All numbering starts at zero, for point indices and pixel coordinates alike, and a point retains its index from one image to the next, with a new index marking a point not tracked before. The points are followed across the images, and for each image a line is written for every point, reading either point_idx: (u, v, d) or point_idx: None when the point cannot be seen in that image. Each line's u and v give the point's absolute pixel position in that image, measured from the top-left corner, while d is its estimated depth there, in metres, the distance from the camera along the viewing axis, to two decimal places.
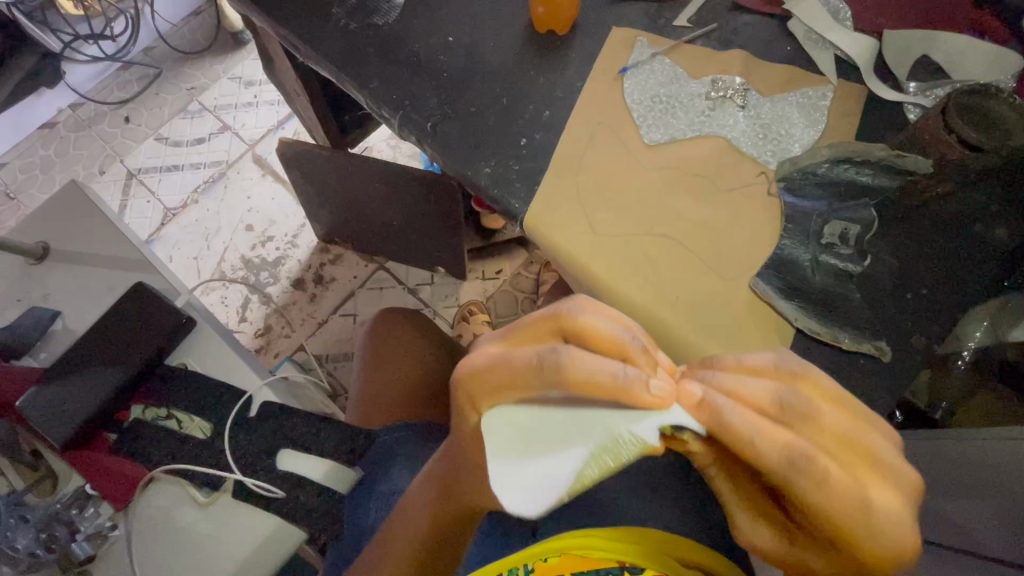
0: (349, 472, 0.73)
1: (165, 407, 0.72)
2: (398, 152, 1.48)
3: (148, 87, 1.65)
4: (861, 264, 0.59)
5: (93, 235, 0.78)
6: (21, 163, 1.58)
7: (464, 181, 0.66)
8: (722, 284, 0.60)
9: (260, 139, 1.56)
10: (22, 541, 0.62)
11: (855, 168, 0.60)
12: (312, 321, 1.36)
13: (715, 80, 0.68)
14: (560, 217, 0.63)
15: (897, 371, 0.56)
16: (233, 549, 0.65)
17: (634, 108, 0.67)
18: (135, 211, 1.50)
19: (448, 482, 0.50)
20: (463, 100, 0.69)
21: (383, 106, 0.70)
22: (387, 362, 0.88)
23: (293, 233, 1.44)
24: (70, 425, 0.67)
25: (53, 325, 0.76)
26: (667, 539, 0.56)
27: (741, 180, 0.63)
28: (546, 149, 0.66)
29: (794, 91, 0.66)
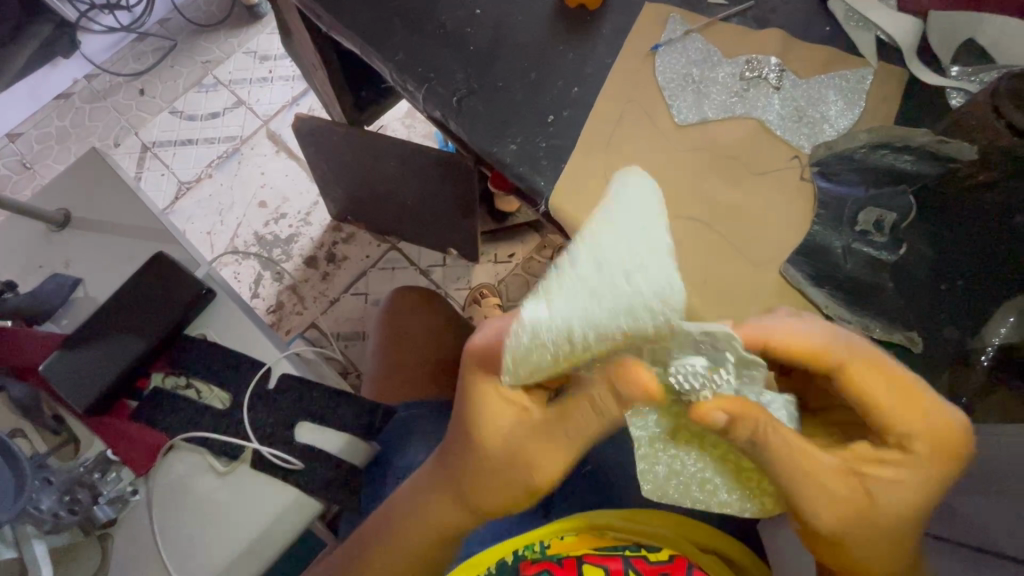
0: (364, 447, 0.72)
1: (185, 376, 0.73)
2: (413, 131, 1.47)
3: (164, 59, 1.63)
4: (895, 253, 0.58)
5: (114, 203, 0.78)
6: (37, 132, 1.58)
7: (488, 158, 0.65)
8: (752, 270, 0.59)
9: (274, 115, 1.54)
10: (47, 502, 0.61)
11: (894, 154, 0.59)
12: (325, 299, 1.36)
13: (750, 59, 0.66)
14: (587, 196, 0.62)
15: (924, 360, 0.56)
16: (250, 520, 0.65)
17: (665, 86, 0.66)
18: (150, 183, 1.50)
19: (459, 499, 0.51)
20: (490, 75, 0.67)
21: (407, 78, 0.69)
22: (403, 340, 0.88)
23: (307, 210, 1.44)
24: (93, 392, 0.68)
25: (75, 293, 0.76)
26: (681, 522, 0.58)
27: (774, 164, 0.62)
28: (574, 127, 0.65)
29: (833, 73, 0.64)
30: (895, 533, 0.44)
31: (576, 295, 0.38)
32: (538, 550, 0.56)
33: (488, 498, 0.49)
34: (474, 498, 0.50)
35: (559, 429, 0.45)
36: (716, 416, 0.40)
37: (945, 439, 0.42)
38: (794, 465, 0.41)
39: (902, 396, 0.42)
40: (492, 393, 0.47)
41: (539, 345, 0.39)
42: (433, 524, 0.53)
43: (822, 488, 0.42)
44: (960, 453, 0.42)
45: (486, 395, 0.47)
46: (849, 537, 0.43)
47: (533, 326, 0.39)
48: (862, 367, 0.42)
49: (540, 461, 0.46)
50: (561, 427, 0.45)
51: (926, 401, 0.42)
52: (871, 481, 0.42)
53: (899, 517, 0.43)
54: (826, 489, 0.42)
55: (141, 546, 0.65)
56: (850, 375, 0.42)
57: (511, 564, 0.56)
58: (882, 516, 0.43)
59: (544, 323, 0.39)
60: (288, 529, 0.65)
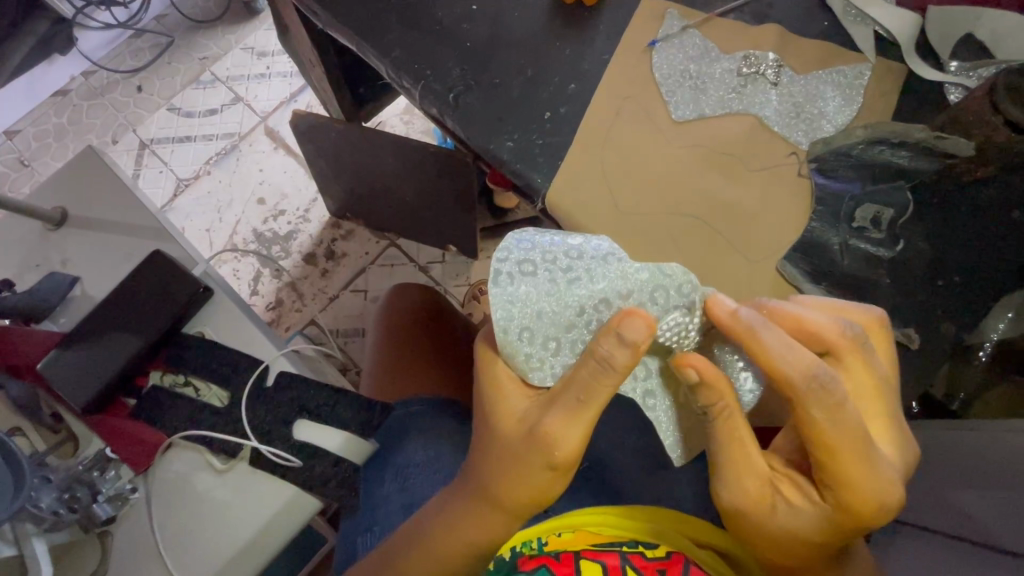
0: (366, 445, 0.71)
1: (182, 374, 0.74)
2: (411, 127, 1.46)
3: (161, 56, 1.63)
4: (893, 250, 0.58)
5: (111, 201, 0.78)
6: (35, 130, 1.58)
7: (485, 155, 0.65)
8: (748, 266, 0.59)
9: (272, 112, 1.54)
10: (46, 500, 0.61)
11: (891, 150, 0.59)
12: (324, 297, 1.36)
13: (747, 55, 0.66)
14: (582, 194, 0.62)
15: (925, 357, 0.56)
16: (248, 517, 0.65)
17: (662, 82, 0.66)
18: (149, 181, 1.50)
19: (485, 506, 0.51)
20: (487, 71, 0.67)
21: (404, 75, 0.68)
22: (401, 337, 0.88)
23: (305, 207, 1.43)
24: (92, 391, 0.68)
25: (72, 291, 0.77)
26: (678, 518, 0.59)
27: (771, 160, 0.62)
28: (570, 124, 0.65)
29: (831, 68, 0.64)
30: (789, 552, 0.49)
31: (550, 281, 0.51)
32: (535, 546, 0.56)
33: (522, 490, 0.49)
34: (508, 495, 0.49)
35: (569, 401, 0.45)
36: (689, 371, 0.46)
37: (863, 503, 0.44)
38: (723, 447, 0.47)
39: (845, 441, 0.43)
40: (507, 385, 0.51)
41: (517, 299, 0.50)
42: (466, 535, 0.52)
43: (737, 479, 0.47)
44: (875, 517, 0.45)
45: (503, 388, 0.51)
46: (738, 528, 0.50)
47: (509, 285, 0.50)
48: (819, 411, 0.43)
49: (560, 437, 0.46)
50: (570, 400, 0.45)
51: (868, 468, 0.44)
52: (781, 498, 0.48)
53: (795, 538, 0.48)
54: (739, 487, 0.47)
55: (141, 544, 0.65)
56: (805, 411, 0.44)
57: (509, 558, 0.57)
58: (776, 532, 0.48)
59: (516, 277, 0.50)
60: (287, 525, 0.65)
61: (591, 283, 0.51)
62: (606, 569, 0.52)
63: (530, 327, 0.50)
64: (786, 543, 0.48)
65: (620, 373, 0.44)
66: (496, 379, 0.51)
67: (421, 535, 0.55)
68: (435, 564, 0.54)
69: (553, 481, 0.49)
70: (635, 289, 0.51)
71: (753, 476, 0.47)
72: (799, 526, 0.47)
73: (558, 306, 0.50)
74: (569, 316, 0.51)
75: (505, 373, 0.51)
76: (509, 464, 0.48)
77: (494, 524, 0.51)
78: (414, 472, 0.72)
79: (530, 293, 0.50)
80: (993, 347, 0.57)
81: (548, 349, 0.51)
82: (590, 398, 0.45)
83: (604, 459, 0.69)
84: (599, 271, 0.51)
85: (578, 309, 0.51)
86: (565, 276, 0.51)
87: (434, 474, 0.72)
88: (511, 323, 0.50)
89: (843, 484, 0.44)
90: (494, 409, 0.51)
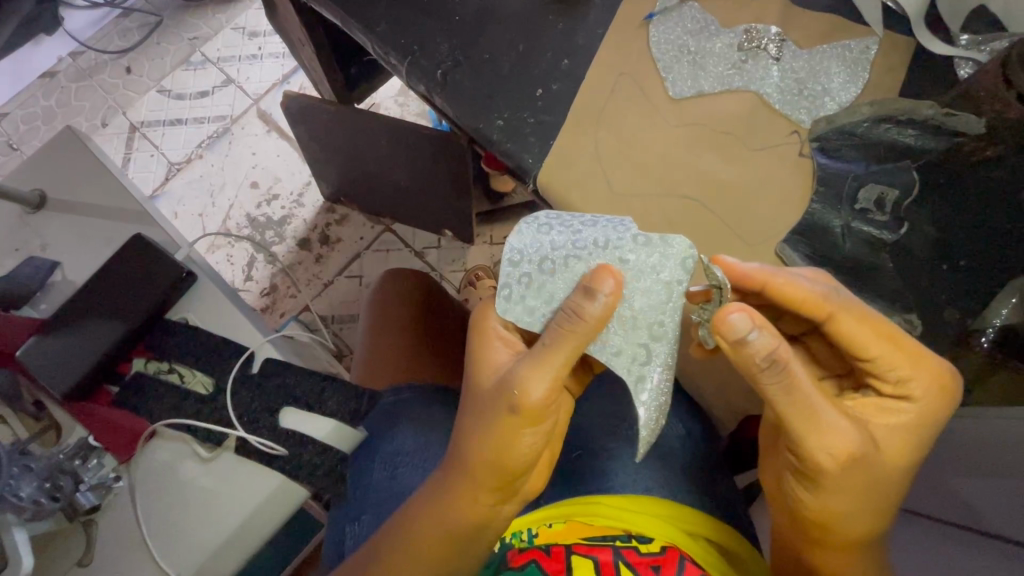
0: (353, 433, 0.70)
1: (167, 361, 0.72)
2: (406, 109, 1.43)
3: (150, 36, 1.58)
4: (897, 233, 0.56)
5: (91, 184, 0.76)
6: (22, 113, 1.54)
7: (475, 134, 0.62)
8: (746, 250, 0.57)
9: (264, 94, 1.50)
10: (25, 490, 0.60)
11: (897, 128, 0.57)
12: (318, 282, 1.34)
13: (749, 28, 0.63)
14: (576, 174, 0.60)
15: (928, 344, 0.54)
16: (235, 506, 0.64)
17: (658, 57, 0.63)
18: (138, 165, 1.47)
19: (459, 482, 0.50)
20: (477, 46, 0.64)
21: (391, 52, 0.65)
22: (392, 324, 0.86)
23: (298, 191, 1.41)
24: (72, 379, 0.67)
25: (53, 276, 0.74)
26: (671, 508, 0.58)
27: (772, 139, 0.60)
28: (564, 101, 0.62)
29: (837, 43, 0.61)
30: (899, 476, 0.46)
31: (562, 243, 0.50)
32: (525, 538, 0.57)
33: (489, 450, 0.47)
34: (477, 454, 0.48)
35: (539, 350, 0.45)
36: (736, 319, 0.40)
37: (936, 380, 0.45)
38: (804, 403, 0.42)
39: (890, 342, 0.45)
40: (494, 336, 0.50)
41: (528, 253, 0.50)
42: (440, 515, 0.51)
43: (828, 433, 0.42)
44: (952, 392, 0.45)
45: (488, 339, 0.50)
46: (848, 484, 0.45)
47: (524, 239, 0.50)
48: (851, 319, 0.44)
49: (525, 388, 0.45)
50: (539, 349, 0.45)
51: (919, 353, 0.45)
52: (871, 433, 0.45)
53: (904, 458, 0.46)
54: (837, 434, 0.43)
55: (125, 533, 0.64)
56: (840, 325, 0.44)
57: (500, 550, 0.58)
58: (888, 460, 0.45)
59: (533, 234, 0.50)
60: (274, 514, 0.64)
61: (601, 246, 0.49)
62: (597, 566, 0.51)
63: (532, 280, 0.50)
64: (880, 481, 0.45)
65: (590, 326, 0.43)
66: (484, 331, 0.50)
67: (407, 534, 0.53)
68: (426, 560, 0.52)
69: (519, 443, 0.47)
70: (644, 256, 0.49)
71: (842, 432, 0.43)
72: (887, 452, 0.45)
73: (565, 264, 0.49)
74: (572, 280, 0.49)
75: (495, 327, 0.51)
76: (478, 429, 0.48)
77: (467, 489, 0.50)
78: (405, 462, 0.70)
79: (540, 247, 0.50)
80: (997, 331, 0.52)
81: (544, 303, 0.49)
82: (557, 349, 0.44)
83: (599, 447, 0.68)
84: (611, 240, 0.49)
85: (584, 268, 0.49)
86: (578, 238, 0.50)
87: (425, 462, 0.71)
88: (514, 268, 0.50)
89: (911, 373, 0.45)
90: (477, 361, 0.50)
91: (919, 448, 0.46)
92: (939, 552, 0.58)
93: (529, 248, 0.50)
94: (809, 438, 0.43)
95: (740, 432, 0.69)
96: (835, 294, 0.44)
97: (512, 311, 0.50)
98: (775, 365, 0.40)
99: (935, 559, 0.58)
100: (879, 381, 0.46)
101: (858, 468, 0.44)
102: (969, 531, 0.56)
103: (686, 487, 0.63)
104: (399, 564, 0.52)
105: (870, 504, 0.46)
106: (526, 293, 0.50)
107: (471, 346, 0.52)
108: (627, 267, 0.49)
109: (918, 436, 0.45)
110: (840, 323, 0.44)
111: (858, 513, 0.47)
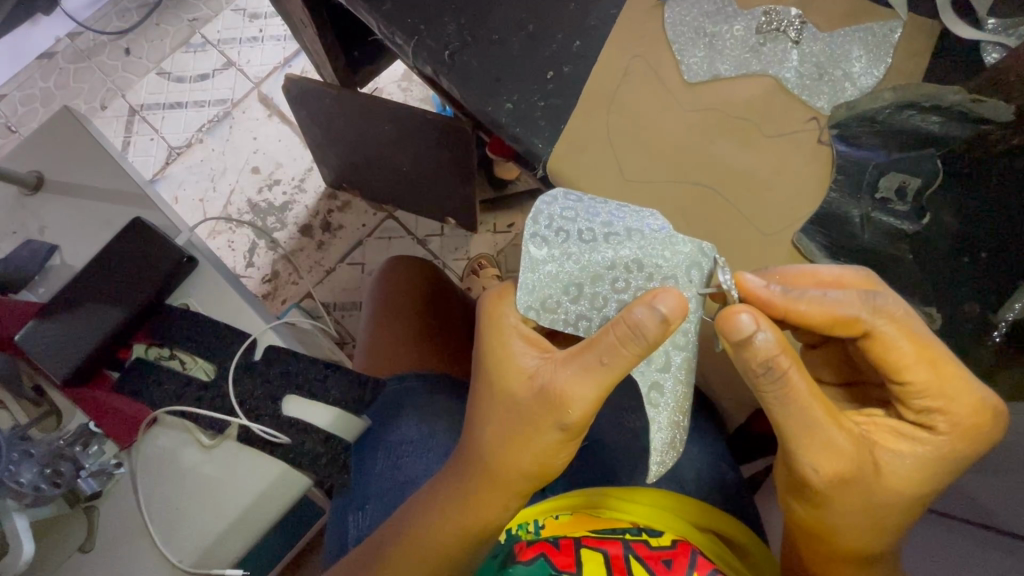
0: (355, 420, 0.69)
1: (168, 347, 0.71)
2: (409, 94, 1.40)
3: (149, 17, 1.55)
4: (918, 223, 0.55)
5: (89, 166, 0.74)
6: (20, 94, 1.51)
7: (483, 118, 0.60)
8: (762, 241, 0.56)
9: (266, 77, 1.47)
10: (25, 475, 0.59)
11: (920, 115, 0.56)
12: (320, 269, 1.33)
13: (768, 10, 0.61)
14: (588, 159, 0.59)
15: (946, 339, 0.53)
16: (237, 494, 0.63)
17: (674, 39, 0.61)
18: (138, 148, 1.44)
19: (479, 490, 0.48)
20: (486, 26, 0.62)
21: (396, 31, 0.63)
22: (395, 313, 0.85)
23: (300, 177, 1.39)
24: (71, 364, 0.66)
25: (51, 260, 0.73)
26: (680, 500, 0.57)
27: (790, 126, 0.58)
28: (575, 84, 0.60)
29: (859, 26, 0.59)
30: (901, 505, 0.44)
31: (585, 234, 0.49)
32: (532, 530, 0.56)
33: (523, 457, 0.46)
34: (507, 462, 0.46)
35: (589, 361, 0.42)
36: (742, 318, 0.39)
37: (969, 417, 0.42)
38: (805, 415, 0.40)
39: (928, 366, 0.42)
40: (512, 333, 0.47)
41: (550, 242, 0.49)
42: (457, 519, 0.50)
43: (829, 450, 0.41)
44: (984, 429, 0.43)
45: (507, 337, 0.47)
46: (839, 500, 0.44)
47: (547, 227, 0.49)
48: (894, 333, 0.41)
49: (572, 398, 0.43)
50: (591, 360, 0.42)
51: (957, 380, 0.42)
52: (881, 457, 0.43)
53: (908, 487, 0.43)
54: (832, 448, 0.41)
55: (126, 521, 0.63)
56: (878, 339, 0.42)
57: (506, 541, 0.57)
58: (888, 486, 0.43)
59: (556, 221, 0.49)
60: (277, 502, 0.63)
61: (629, 244, 0.49)
62: (608, 560, 0.50)
63: (554, 273, 0.49)
64: (879, 507, 0.44)
65: (647, 344, 0.40)
66: (500, 328, 0.47)
67: (413, 526, 0.52)
68: (434, 557, 0.51)
69: (558, 449, 0.46)
70: (672, 258, 0.48)
71: (843, 451, 0.41)
72: (895, 481, 0.43)
73: (592, 260, 0.48)
74: (596, 274, 0.49)
75: (512, 327, 0.47)
76: (508, 440, 0.46)
77: (490, 496, 0.48)
78: (408, 451, 0.70)
79: (561, 236, 0.49)
80: (1009, 326, 0.51)
81: (568, 299, 0.49)
82: (610, 367, 0.41)
83: (605, 437, 0.67)
84: (638, 234, 0.49)
85: (609, 266, 0.48)
86: (605, 233, 0.49)
87: (428, 452, 0.70)
88: (535, 260, 0.48)
89: (941, 402, 0.42)
90: (496, 364, 0.47)
91: (933, 480, 0.44)
92: (952, 550, 0.57)
93: (553, 237, 0.49)
94: (806, 453, 0.41)
95: (746, 423, 0.68)
96: (877, 303, 0.42)
97: (532, 307, 0.48)
98: (772, 372, 0.39)
99: (944, 556, 0.57)
100: (903, 403, 0.44)
101: (852, 486, 0.43)
102: (980, 528, 0.55)
103: (692, 481, 0.63)
104: (407, 558, 0.51)
105: (864, 526, 0.45)
106: (549, 285, 0.48)
107: (487, 347, 0.48)
108: (655, 267, 0.48)
109: (934, 469, 0.43)
110: (879, 336, 0.42)
111: (845, 529, 0.45)
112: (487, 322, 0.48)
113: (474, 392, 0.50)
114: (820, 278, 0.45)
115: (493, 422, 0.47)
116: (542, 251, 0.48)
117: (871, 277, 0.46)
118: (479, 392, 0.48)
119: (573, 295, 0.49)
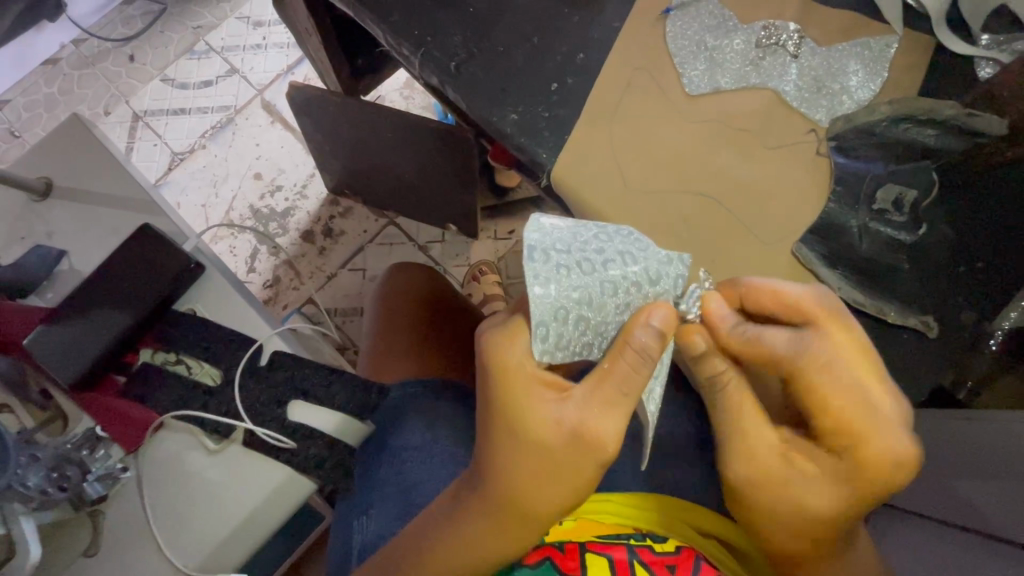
0: (361, 426, 0.73)
1: (175, 351, 0.72)
2: (412, 102, 1.42)
3: (154, 24, 1.57)
4: (915, 234, 0.56)
5: (98, 173, 0.75)
6: (25, 100, 1.53)
7: (488, 127, 0.62)
8: (763, 251, 0.57)
9: (269, 85, 1.49)
10: (33, 479, 0.57)
11: (918, 128, 0.57)
12: (321, 275, 1.34)
13: (767, 25, 0.62)
14: (590, 170, 0.60)
15: (941, 346, 0.54)
16: (241, 498, 0.64)
17: (676, 53, 0.62)
18: (141, 154, 1.46)
19: (500, 524, 0.48)
20: (491, 38, 0.63)
21: (402, 42, 0.64)
22: (397, 319, 0.86)
23: (303, 183, 1.40)
24: (77, 368, 0.66)
25: (59, 265, 0.74)
26: (683, 505, 0.58)
27: (789, 138, 0.59)
28: (578, 95, 0.61)
29: (856, 40, 0.61)
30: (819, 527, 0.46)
31: (585, 263, 0.45)
32: None
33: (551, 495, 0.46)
34: (532, 498, 0.46)
35: (613, 390, 0.44)
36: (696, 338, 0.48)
37: (874, 462, 0.42)
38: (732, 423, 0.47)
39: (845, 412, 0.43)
40: (531, 378, 0.45)
41: (552, 278, 0.43)
42: (480, 553, 0.49)
43: (749, 453, 0.46)
44: (893, 477, 0.43)
45: (528, 382, 0.44)
46: (756, 506, 0.47)
47: (545, 263, 0.44)
48: (819, 374, 0.43)
49: (604, 432, 0.44)
50: (614, 390, 0.44)
51: (880, 424, 0.42)
52: (797, 474, 0.45)
53: (813, 514, 0.45)
54: (756, 458, 0.46)
55: (131, 524, 0.64)
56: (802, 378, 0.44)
57: None
58: (805, 505, 0.45)
59: (553, 256, 0.44)
60: (281, 507, 0.64)
61: (625, 266, 0.46)
62: (613, 564, 0.51)
63: (559, 310, 0.44)
64: (795, 522, 0.46)
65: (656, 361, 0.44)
66: (518, 373, 0.44)
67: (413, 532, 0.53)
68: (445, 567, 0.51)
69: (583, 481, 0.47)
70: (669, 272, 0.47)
71: (764, 459, 0.46)
72: (809, 500, 0.45)
73: (596, 289, 0.45)
74: (601, 303, 0.45)
75: (526, 370, 0.45)
76: (534, 479, 0.45)
77: (515, 529, 0.48)
78: (410, 457, 0.70)
79: (562, 272, 0.44)
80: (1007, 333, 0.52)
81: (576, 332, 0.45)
82: (632, 393, 0.44)
83: None
84: (635, 256, 0.46)
85: (613, 291, 0.46)
86: (601, 259, 0.45)
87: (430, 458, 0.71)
88: (538, 302, 0.43)
89: (852, 441, 0.43)
90: (519, 409, 0.44)
91: (849, 507, 0.44)
92: None
93: (553, 276, 0.43)
94: (732, 457, 0.47)
95: None
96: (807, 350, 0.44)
97: (546, 348, 0.44)
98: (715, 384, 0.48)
99: None
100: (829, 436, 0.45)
101: (773, 495, 0.46)
102: None
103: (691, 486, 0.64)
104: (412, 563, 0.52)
105: (782, 536, 0.47)
106: (556, 326, 0.44)
107: (503, 392, 0.45)
108: (654, 288, 0.47)
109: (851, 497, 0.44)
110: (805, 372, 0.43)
111: (767, 537, 0.48)
112: (502, 366, 0.45)
113: (485, 436, 0.47)
114: (781, 297, 0.46)
115: (516, 466, 0.45)
116: (543, 292, 0.43)
117: (832, 307, 0.45)
118: (500, 440, 0.46)
119: (582, 329, 0.45)
